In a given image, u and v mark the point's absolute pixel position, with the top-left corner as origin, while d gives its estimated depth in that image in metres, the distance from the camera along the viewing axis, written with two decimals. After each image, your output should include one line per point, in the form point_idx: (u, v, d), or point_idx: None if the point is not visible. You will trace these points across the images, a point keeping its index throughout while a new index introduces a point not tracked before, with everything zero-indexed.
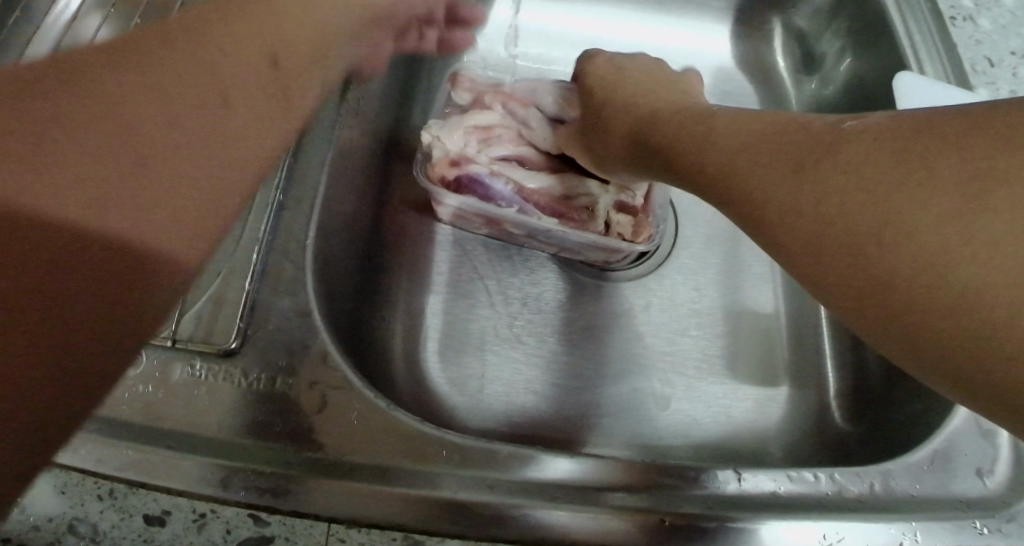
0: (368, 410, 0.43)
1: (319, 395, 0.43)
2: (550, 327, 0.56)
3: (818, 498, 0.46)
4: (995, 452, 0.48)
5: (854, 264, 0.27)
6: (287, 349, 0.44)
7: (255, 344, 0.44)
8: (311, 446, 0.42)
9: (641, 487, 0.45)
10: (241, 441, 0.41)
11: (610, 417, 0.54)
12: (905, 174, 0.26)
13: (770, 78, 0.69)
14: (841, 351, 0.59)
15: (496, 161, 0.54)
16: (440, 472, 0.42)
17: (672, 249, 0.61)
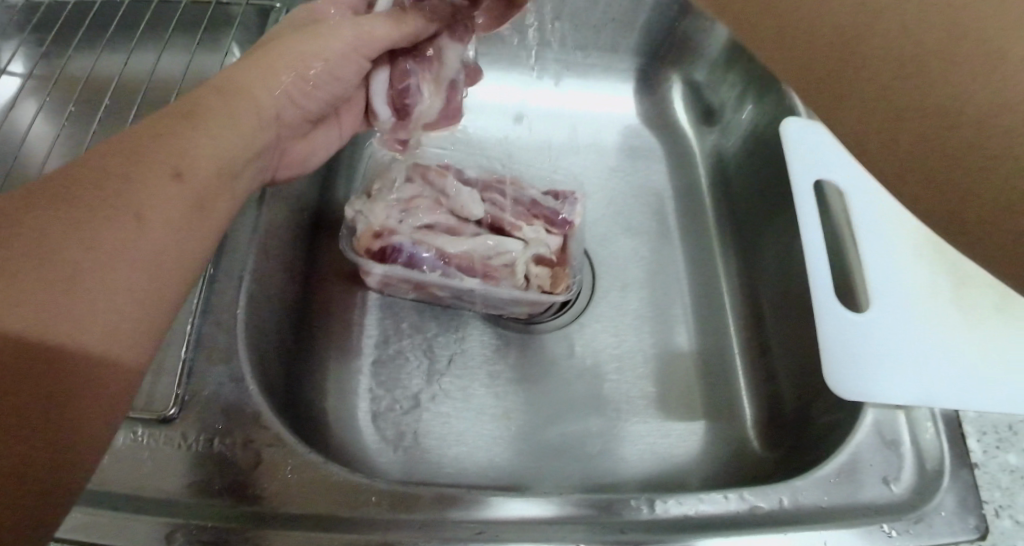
0: (298, 463, 0.47)
1: (253, 454, 0.47)
2: (478, 383, 0.61)
3: (731, 517, 0.48)
4: (898, 459, 0.51)
5: (920, 150, 0.23)
6: (222, 413, 0.48)
7: (192, 410, 0.48)
8: (243, 500, 0.45)
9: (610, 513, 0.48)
10: (178, 499, 0.45)
11: (536, 462, 0.58)
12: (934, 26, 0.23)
13: (677, 133, 0.75)
14: (754, 382, 0.63)
15: (419, 231, 0.60)
16: (368, 516, 0.46)
17: (591, 297, 0.66)
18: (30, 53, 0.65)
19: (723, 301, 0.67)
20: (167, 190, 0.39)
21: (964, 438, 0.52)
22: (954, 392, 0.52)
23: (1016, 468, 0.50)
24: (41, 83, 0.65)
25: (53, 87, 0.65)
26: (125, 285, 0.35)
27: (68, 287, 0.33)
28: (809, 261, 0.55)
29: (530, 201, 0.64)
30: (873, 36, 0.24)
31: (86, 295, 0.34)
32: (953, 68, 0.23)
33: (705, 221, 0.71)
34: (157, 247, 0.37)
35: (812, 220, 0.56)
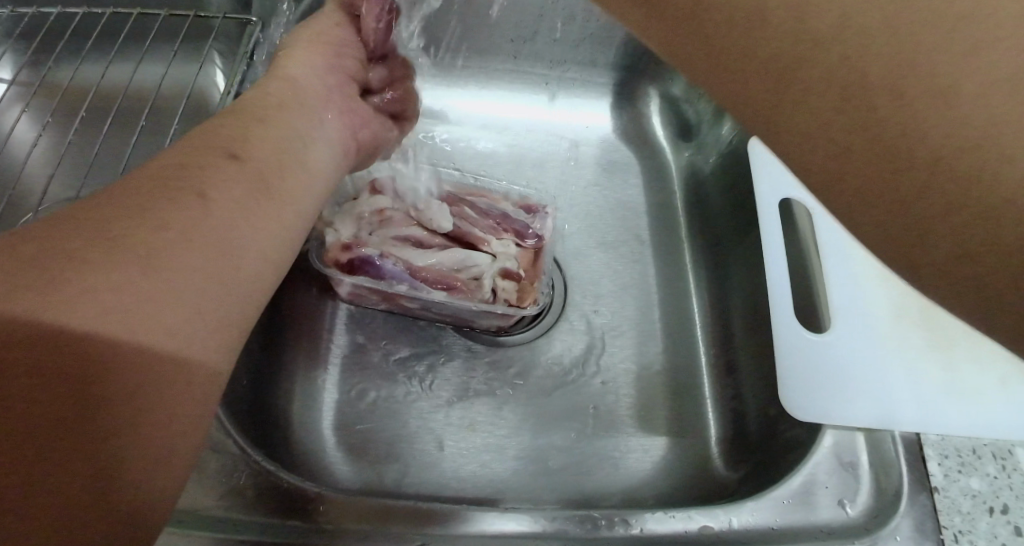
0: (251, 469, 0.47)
1: (208, 461, 0.48)
2: (443, 396, 0.61)
3: (678, 536, 0.48)
4: (855, 481, 0.51)
5: (882, 175, 0.30)
6: None
7: None
8: (198, 505, 0.46)
9: (568, 527, 0.48)
10: None
11: (500, 475, 0.58)
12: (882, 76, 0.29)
13: (655, 149, 0.75)
14: (722, 400, 0.63)
15: (386, 243, 0.61)
16: (317, 527, 0.46)
17: (562, 310, 0.66)
18: (13, 58, 0.66)
19: (694, 318, 0.67)
20: (227, 173, 0.38)
21: (925, 461, 0.51)
22: (914, 418, 0.52)
23: (978, 492, 0.50)
24: (23, 90, 0.66)
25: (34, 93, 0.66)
26: (191, 292, 0.33)
27: (129, 303, 0.31)
28: (770, 282, 0.55)
29: (500, 214, 0.65)
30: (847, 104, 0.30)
31: (151, 314, 0.32)
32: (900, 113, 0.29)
33: (679, 237, 0.71)
34: (220, 243, 0.36)
35: (776, 244, 0.56)
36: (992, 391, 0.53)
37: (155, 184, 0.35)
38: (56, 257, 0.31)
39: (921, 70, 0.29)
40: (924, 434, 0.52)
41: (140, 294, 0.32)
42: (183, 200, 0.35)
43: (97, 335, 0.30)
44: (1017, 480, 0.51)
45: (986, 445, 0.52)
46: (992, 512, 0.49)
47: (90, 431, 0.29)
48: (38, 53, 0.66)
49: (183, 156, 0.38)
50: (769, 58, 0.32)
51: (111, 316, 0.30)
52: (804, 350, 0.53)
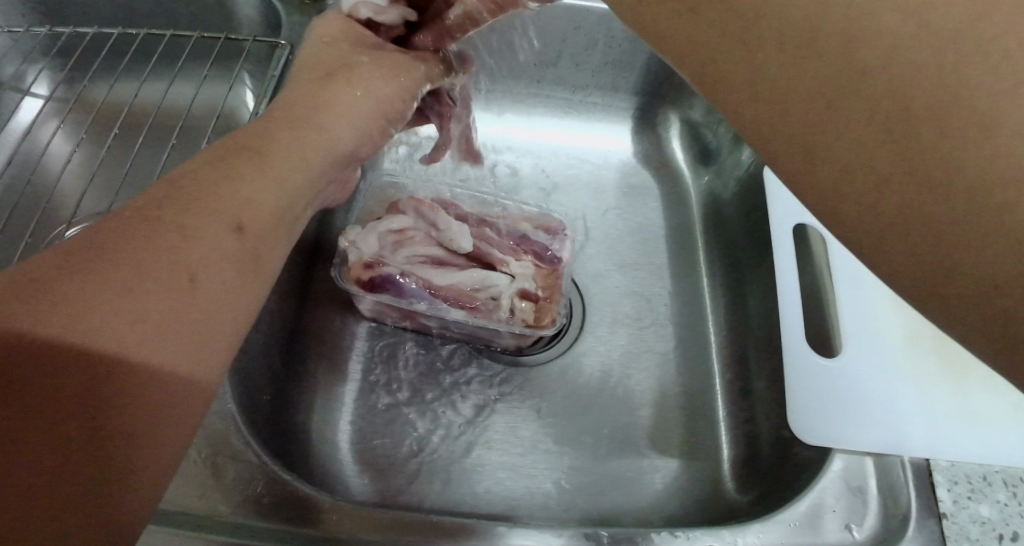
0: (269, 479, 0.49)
1: (229, 470, 0.49)
2: (458, 413, 0.63)
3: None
4: (863, 505, 0.51)
5: (916, 226, 0.31)
6: (201, 428, 0.50)
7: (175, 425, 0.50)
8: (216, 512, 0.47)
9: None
10: (154, 505, 0.47)
11: (513, 491, 0.59)
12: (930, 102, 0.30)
13: (674, 173, 0.75)
14: (734, 423, 0.63)
15: (407, 263, 0.63)
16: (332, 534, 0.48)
17: (579, 330, 0.67)
18: (50, 75, 0.69)
19: (708, 340, 0.67)
20: (218, 241, 0.37)
21: (934, 487, 0.52)
22: (921, 444, 0.52)
23: (988, 519, 0.50)
24: (59, 105, 0.70)
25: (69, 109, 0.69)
26: (174, 335, 0.34)
27: (131, 336, 0.33)
28: (783, 307, 0.56)
29: (519, 236, 0.66)
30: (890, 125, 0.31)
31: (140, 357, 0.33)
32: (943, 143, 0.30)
33: (695, 258, 0.71)
34: (206, 291, 0.36)
35: (790, 271, 0.57)
36: (1001, 420, 0.54)
37: (166, 213, 0.37)
38: (89, 288, 0.33)
39: (963, 101, 0.30)
40: (933, 459, 0.53)
41: (139, 320, 0.33)
42: (187, 234, 0.37)
43: (96, 373, 0.32)
44: None
45: (996, 472, 0.53)
46: (1002, 540, 0.49)
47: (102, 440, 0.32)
48: (74, 70, 0.70)
49: (205, 175, 0.40)
50: (808, 90, 0.33)
51: (105, 336, 0.32)
52: (817, 375, 0.54)
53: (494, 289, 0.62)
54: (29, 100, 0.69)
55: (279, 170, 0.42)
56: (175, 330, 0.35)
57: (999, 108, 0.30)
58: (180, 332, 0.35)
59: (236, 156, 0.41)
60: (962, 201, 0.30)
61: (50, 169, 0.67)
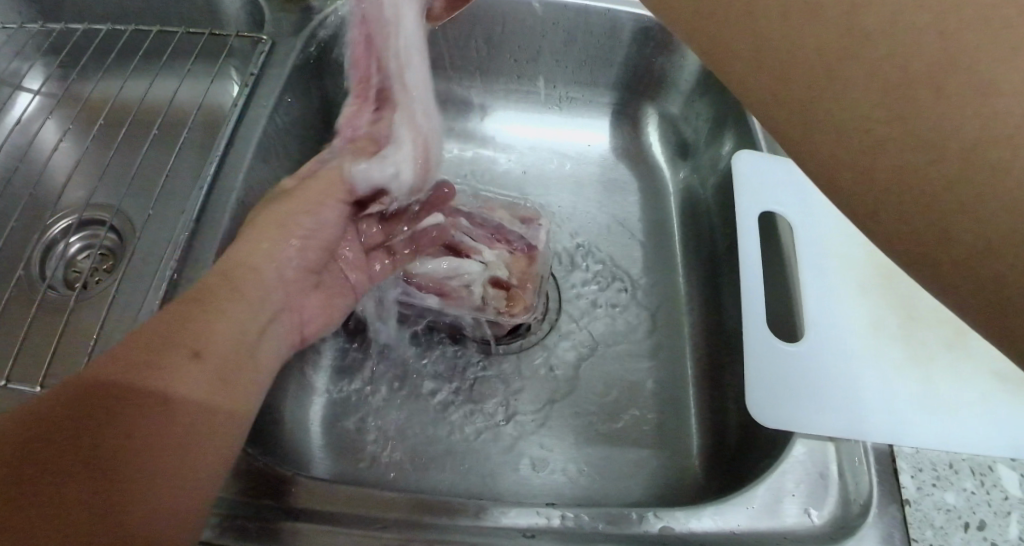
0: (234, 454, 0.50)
1: None
2: (431, 398, 0.63)
3: (630, 534, 0.49)
4: (826, 490, 0.51)
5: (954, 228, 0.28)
6: None
7: None
8: None
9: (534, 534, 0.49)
10: None
11: (482, 476, 0.59)
12: (925, 76, 0.28)
13: (651, 165, 0.75)
14: (705, 410, 0.63)
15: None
16: (285, 507, 0.49)
17: (555, 321, 0.67)
18: (43, 70, 0.71)
19: (683, 331, 0.67)
20: (197, 370, 0.42)
21: (898, 474, 0.51)
22: (884, 430, 0.52)
23: (953, 507, 0.50)
24: (49, 99, 0.72)
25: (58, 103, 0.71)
26: (161, 396, 0.40)
27: (123, 432, 0.38)
28: (747, 296, 0.56)
29: (495, 226, 0.66)
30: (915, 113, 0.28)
31: (144, 443, 0.39)
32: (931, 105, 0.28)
33: (671, 247, 0.71)
34: (198, 404, 0.42)
35: (754, 260, 0.57)
36: (968, 407, 0.54)
37: (152, 351, 0.41)
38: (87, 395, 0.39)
39: (966, 69, 0.27)
40: (898, 446, 0.52)
41: (126, 405, 0.39)
42: (179, 356, 0.42)
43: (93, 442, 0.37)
44: (992, 496, 0.50)
45: (963, 460, 0.52)
46: (968, 528, 0.49)
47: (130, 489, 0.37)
48: (65, 66, 0.72)
49: (189, 309, 0.45)
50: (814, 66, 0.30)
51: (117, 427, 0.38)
52: (779, 362, 0.54)
53: (468, 274, 0.62)
54: (21, 95, 0.71)
55: (253, 301, 0.48)
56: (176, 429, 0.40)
57: (994, 85, 0.27)
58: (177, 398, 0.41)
59: (207, 298, 0.46)
60: (951, 165, 0.28)
61: (38, 161, 0.69)
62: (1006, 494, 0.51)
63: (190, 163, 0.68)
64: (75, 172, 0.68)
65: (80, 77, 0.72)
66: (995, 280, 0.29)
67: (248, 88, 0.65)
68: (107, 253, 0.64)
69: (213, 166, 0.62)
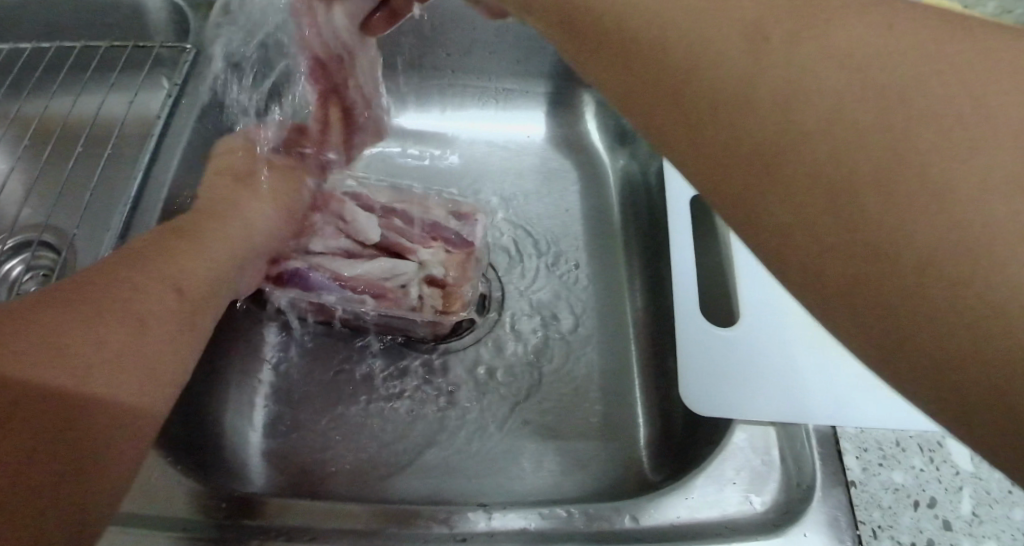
0: None
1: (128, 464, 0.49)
2: (374, 402, 0.62)
3: (569, 530, 0.49)
4: (766, 475, 0.50)
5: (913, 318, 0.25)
6: None
7: None
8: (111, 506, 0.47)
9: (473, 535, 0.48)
10: None
11: (430, 478, 0.58)
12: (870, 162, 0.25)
13: (592, 152, 0.74)
14: (651, 398, 0.61)
15: (317, 253, 0.62)
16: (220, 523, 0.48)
17: (499, 317, 0.66)
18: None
19: (628, 319, 0.66)
20: (162, 307, 0.42)
21: (843, 455, 0.50)
22: (828, 410, 0.50)
23: (901, 486, 0.49)
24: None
25: None
26: (130, 339, 0.39)
27: (93, 354, 0.37)
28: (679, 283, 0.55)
29: (430, 224, 0.65)
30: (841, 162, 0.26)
31: (112, 334, 0.38)
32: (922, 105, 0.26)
33: (615, 234, 0.70)
34: (161, 312, 0.42)
35: (682, 243, 0.57)
36: None
37: (128, 265, 0.43)
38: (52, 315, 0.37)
39: (928, 123, 0.25)
40: (841, 426, 0.51)
41: (97, 336, 0.37)
42: (149, 280, 0.43)
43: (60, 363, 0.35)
44: (943, 472, 0.50)
45: (911, 437, 0.51)
46: (917, 506, 0.48)
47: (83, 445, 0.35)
48: None
49: (161, 249, 0.47)
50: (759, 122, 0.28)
51: (86, 351, 0.36)
52: (714, 347, 0.53)
53: (401, 274, 0.61)
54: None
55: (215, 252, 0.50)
56: (135, 328, 0.40)
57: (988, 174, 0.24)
58: (141, 346, 0.40)
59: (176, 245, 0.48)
60: (966, 286, 0.24)
61: None
62: (957, 469, 0.50)
63: (118, 176, 0.67)
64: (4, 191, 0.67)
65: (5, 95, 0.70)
66: (990, 392, 0.24)
67: (173, 97, 0.64)
68: (48, 273, 0.62)
69: (141, 174, 0.61)
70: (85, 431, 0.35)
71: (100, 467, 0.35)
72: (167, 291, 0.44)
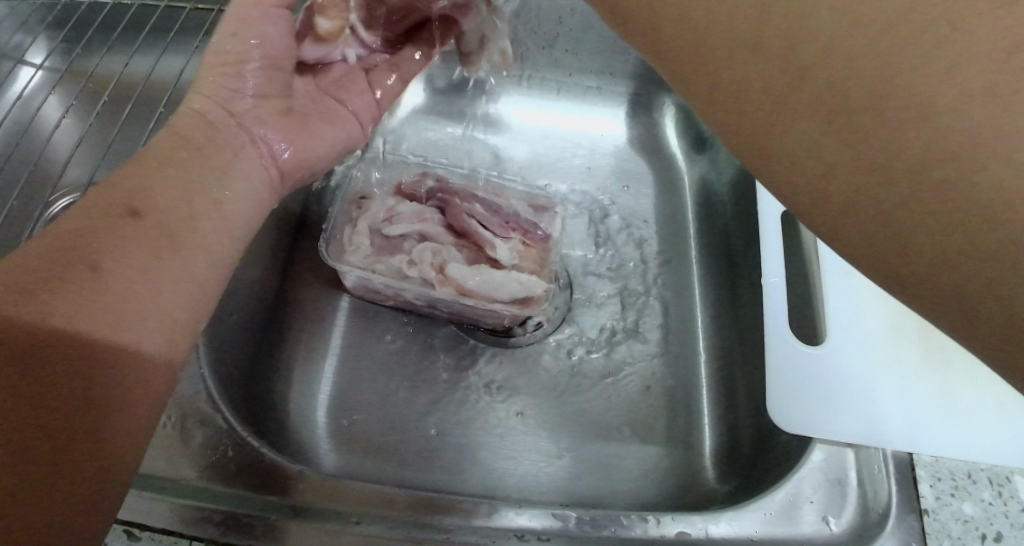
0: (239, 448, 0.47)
1: (198, 435, 0.47)
2: (438, 393, 0.62)
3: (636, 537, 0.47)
4: (841, 496, 0.50)
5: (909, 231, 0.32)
6: None
7: None
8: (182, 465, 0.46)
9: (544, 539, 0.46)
10: None
11: (488, 473, 0.58)
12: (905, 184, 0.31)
13: (668, 158, 0.76)
14: (717, 410, 0.63)
15: (394, 237, 0.62)
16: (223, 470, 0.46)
17: (566, 314, 0.67)
18: (47, 45, 0.69)
19: (696, 329, 0.67)
20: (131, 236, 0.42)
21: (915, 482, 0.49)
22: (904, 435, 0.51)
23: (970, 518, 0.48)
24: (52, 75, 0.69)
25: (63, 77, 0.68)
26: (133, 271, 0.41)
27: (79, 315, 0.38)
28: (765, 306, 0.57)
29: (510, 214, 0.65)
30: (921, 182, 0.31)
31: (119, 251, 0.41)
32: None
33: (681, 238, 0.72)
34: (169, 218, 0.44)
35: (775, 253, 0.58)
36: (981, 417, 0.52)
37: (154, 171, 0.45)
38: (69, 305, 0.38)
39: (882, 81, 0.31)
40: (915, 454, 0.50)
41: (83, 306, 0.38)
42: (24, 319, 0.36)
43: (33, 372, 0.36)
44: (1010, 508, 0.48)
45: (981, 470, 0.50)
46: (984, 539, 0.47)
47: (84, 418, 0.36)
48: (68, 40, 0.69)
49: (78, 231, 0.41)
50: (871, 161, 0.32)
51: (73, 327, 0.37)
52: (791, 372, 0.54)
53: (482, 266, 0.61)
54: (23, 68, 0.68)
55: (178, 193, 0.45)
56: (105, 262, 0.40)
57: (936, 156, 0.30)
58: (109, 288, 0.39)
59: (129, 193, 0.43)
60: (909, 213, 0.31)
61: (28, 128, 0.66)
62: None
63: None
64: (63, 139, 0.66)
65: (76, 43, 0.69)
66: (961, 283, 0.31)
67: None
68: None
69: None
70: (88, 411, 0.37)
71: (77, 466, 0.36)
72: (168, 207, 0.44)
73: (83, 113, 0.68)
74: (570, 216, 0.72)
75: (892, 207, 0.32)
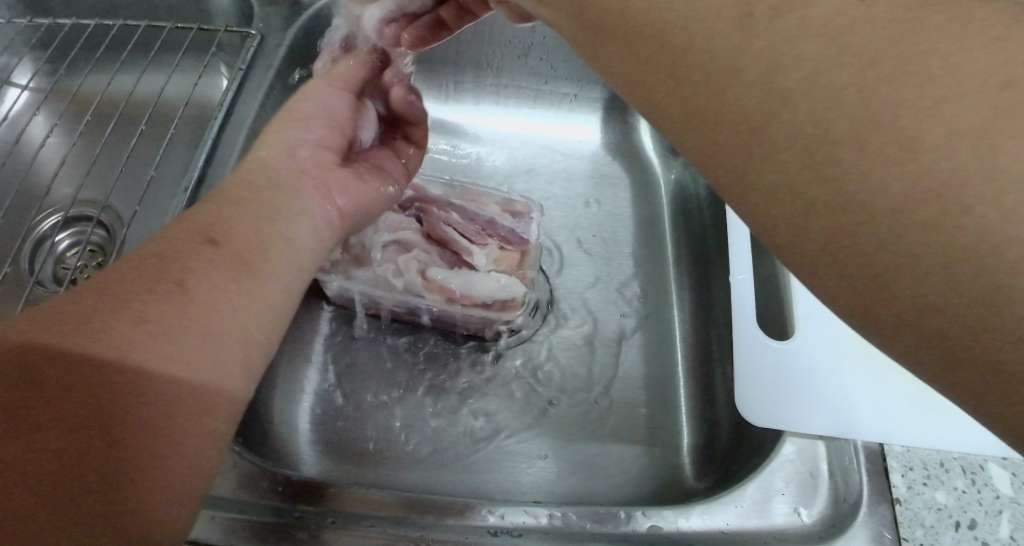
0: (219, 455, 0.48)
1: None
2: (421, 399, 0.62)
3: (609, 532, 0.48)
4: (814, 488, 0.51)
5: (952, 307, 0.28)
6: None
7: None
8: None
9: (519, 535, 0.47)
10: None
11: (470, 476, 0.58)
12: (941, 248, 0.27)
13: (645, 162, 0.77)
14: (695, 408, 0.63)
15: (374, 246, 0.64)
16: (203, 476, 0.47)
17: (545, 318, 0.68)
18: (31, 66, 0.70)
19: (673, 329, 0.68)
20: (209, 267, 0.40)
21: (887, 472, 0.50)
22: (874, 426, 0.51)
23: (943, 506, 0.48)
24: (37, 95, 0.70)
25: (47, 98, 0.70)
26: (216, 312, 0.39)
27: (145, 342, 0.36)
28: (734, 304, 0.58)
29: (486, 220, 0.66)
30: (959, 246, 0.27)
31: (200, 282, 0.40)
32: (868, 162, 0.29)
33: (658, 240, 0.73)
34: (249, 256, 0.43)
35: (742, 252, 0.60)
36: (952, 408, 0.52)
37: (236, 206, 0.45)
38: (150, 335, 0.36)
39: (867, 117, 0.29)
40: (886, 445, 0.51)
41: (155, 334, 0.37)
42: (94, 347, 0.35)
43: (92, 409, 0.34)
44: (983, 495, 0.48)
45: (954, 459, 0.50)
46: (958, 527, 0.47)
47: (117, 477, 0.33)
48: (52, 61, 0.71)
49: (151, 262, 0.40)
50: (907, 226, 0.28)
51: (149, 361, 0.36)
52: (761, 367, 0.55)
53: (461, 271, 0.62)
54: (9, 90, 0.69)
55: (252, 220, 0.45)
56: (183, 298, 0.38)
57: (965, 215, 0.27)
58: (185, 322, 0.38)
59: (214, 226, 0.43)
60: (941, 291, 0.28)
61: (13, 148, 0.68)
62: (997, 493, 0.49)
63: (180, 157, 0.68)
64: (48, 157, 0.68)
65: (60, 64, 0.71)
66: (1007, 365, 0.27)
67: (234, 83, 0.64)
68: (96, 249, 0.63)
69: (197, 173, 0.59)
70: (129, 466, 0.34)
71: (111, 509, 0.33)
72: (245, 245, 0.43)
73: (67, 132, 0.69)
74: (548, 222, 0.73)
75: (930, 281, 0.28)
